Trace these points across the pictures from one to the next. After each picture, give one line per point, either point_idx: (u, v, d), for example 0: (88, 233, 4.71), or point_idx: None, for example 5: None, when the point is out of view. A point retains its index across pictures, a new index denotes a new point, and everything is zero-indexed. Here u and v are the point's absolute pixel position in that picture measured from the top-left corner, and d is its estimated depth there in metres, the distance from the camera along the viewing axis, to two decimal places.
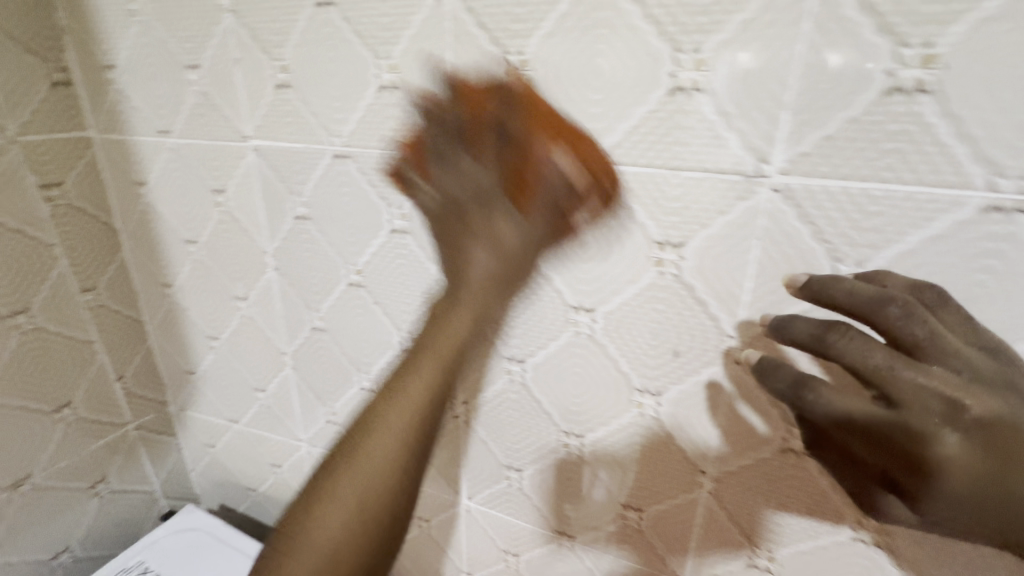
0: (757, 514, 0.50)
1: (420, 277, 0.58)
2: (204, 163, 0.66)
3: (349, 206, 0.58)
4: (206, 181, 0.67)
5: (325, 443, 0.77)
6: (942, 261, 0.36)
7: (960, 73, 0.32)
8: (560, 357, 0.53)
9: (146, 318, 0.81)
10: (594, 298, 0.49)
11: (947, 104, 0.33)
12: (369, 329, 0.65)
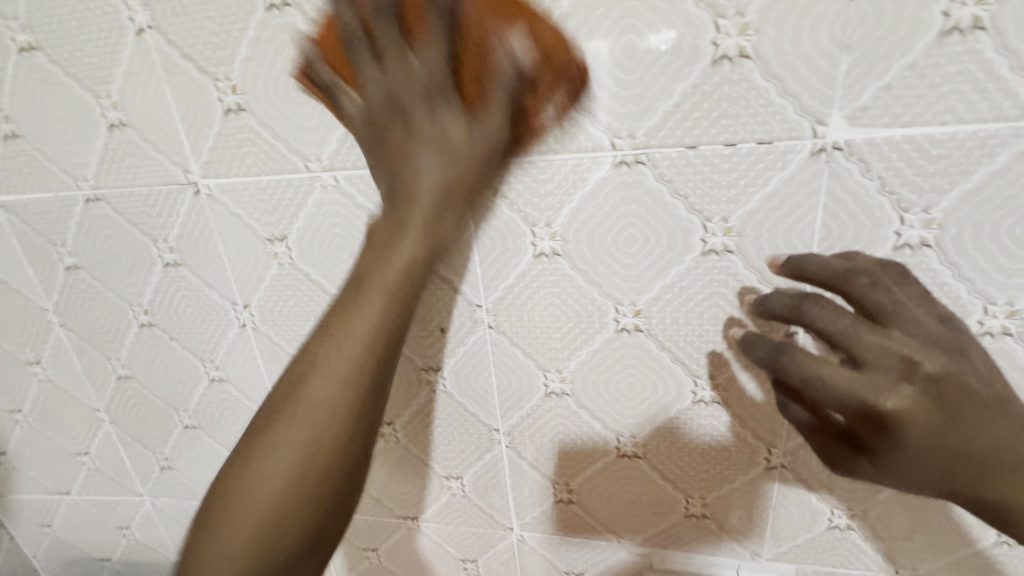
0: (683, 472, 0.54)
1: (312, 307, 0.55)
2: (33, 218, 0.58)
3: (221, 243, 0.54)
4: (46, 239, 0.59)
5: None
6: (793, 202, 0.40)
7: (779, 34, 0.36)
8: (472, 354, 0.53)
9: (16, 401, 0.72)
10: (490, 292, 0.50)
11: (751, 56, 0.36)
12: (271, 369, 0.61)
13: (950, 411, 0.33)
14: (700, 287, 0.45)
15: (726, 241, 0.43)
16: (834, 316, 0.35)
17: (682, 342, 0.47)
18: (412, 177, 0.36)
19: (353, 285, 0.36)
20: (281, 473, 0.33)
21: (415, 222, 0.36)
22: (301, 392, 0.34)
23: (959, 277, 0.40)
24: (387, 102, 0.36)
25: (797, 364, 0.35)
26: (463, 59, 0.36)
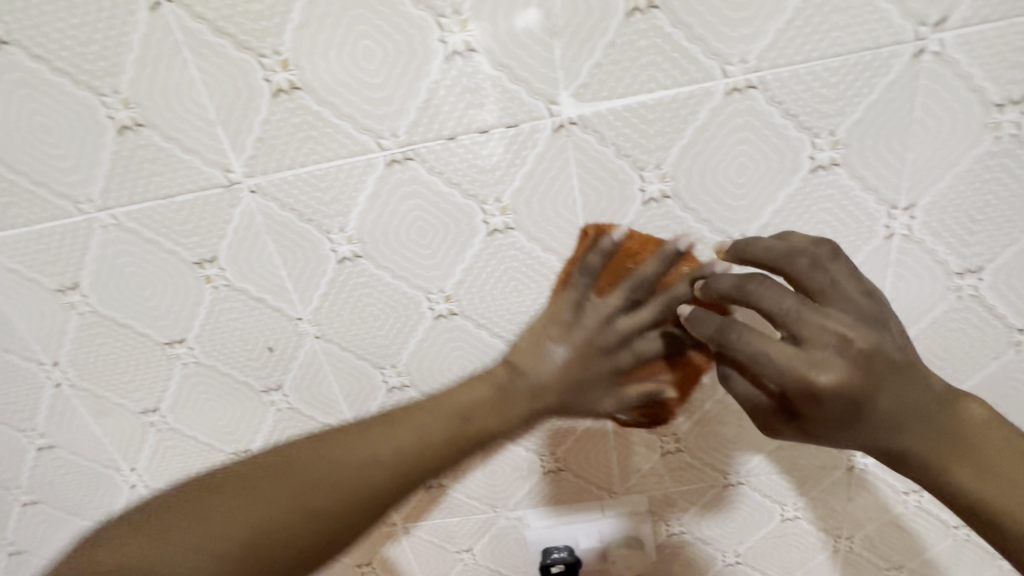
0: (531, 434, 0.59)
1: (129, 353, 0.53)
2: None
3: (6, 305, 0.50)
4: None
5: None
6: (551, 174, 0.44)
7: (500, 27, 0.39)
8: (307, 367, 0.54)
9: None
10: (306, 305, 0.51)
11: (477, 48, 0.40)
12: (106, 423, 0.58)
13: (875, 375, 0.39)
14: (493, 266, 0.49)
15: (505, 220, 0.46)
16: (780, 297, 0.40)
17: (494, 317, 0.51)
18: (537, 376, 0.49)
19: (392, 420, 0.47)
20: (252, 517, 0.39)
21: (461, 406, 0.48)
22: (323, 455, 0.43)
23: (700, 219, 0.47)
24: (616, 343, 0.49)
25: (746, 338, 0.40)
26: (612, 271, 0.49)
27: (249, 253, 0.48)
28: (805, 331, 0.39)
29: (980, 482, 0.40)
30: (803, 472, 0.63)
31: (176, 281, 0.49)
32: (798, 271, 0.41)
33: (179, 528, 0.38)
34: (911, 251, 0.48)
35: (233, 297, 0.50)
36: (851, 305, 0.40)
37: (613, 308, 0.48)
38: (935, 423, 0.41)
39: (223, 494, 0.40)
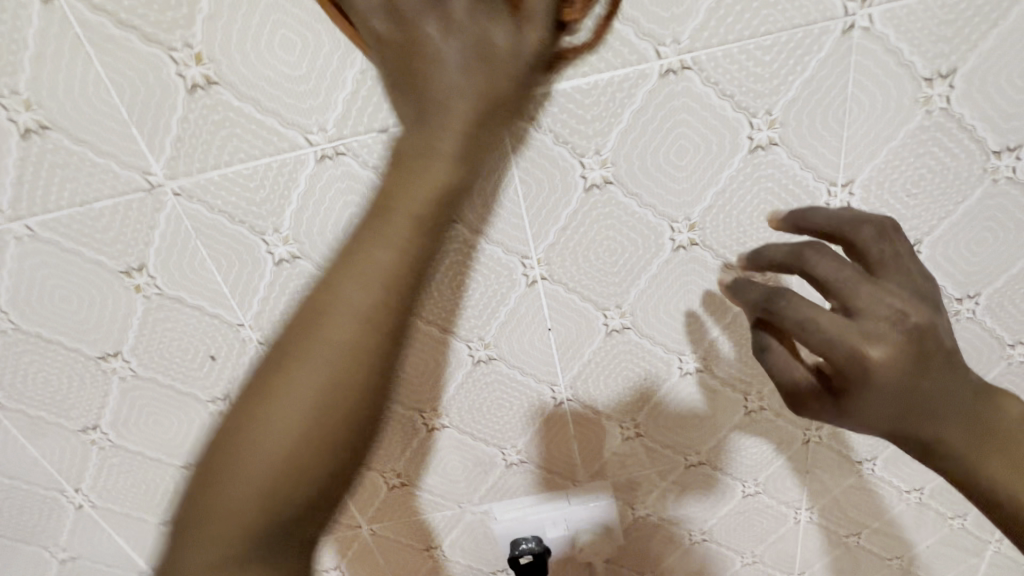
0: (614, 403, 0.57)
1: (196, 337, 0.50)
2: None
3: (62, 291, 0.46)
4: None
5: None
6: (655, 123, 0.42)
7: None
8: None
9: None
10: None
11: None
12: (167, 415, 0.54)
13: (922, 361, 0.35)
14: (591, 226, 0.46)
15: (604, 173, 0.44)
16: (838, 265, 0.37)
17: (585, 280, 0.49)
18: (497, 60, 0.32)
19: (395, 163, 0.33)
20: (257, 445, 0.29)
21: (456, 143, 0.32)
22: (325, 316, 0.30)
23: (805, 166, 0.45)
24: (552, 9, 0.33)
25: (791, 306, 0.36)
26: (561, 22, 0.35)
27: (330, 221, 0.45)
28: (858, 303, 0.35)
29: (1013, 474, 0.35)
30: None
31: (250, 256, 0.46)
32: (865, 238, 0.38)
33: (231, 436, 0.29)
34: (1011, 193, 0.47)
35: (310, 271, 0.47)
36: (913, 282, 0.37)
37: (553, 0, 0.33)
38: (967, 417, 0.36)
39: (206, 448, 0.30)
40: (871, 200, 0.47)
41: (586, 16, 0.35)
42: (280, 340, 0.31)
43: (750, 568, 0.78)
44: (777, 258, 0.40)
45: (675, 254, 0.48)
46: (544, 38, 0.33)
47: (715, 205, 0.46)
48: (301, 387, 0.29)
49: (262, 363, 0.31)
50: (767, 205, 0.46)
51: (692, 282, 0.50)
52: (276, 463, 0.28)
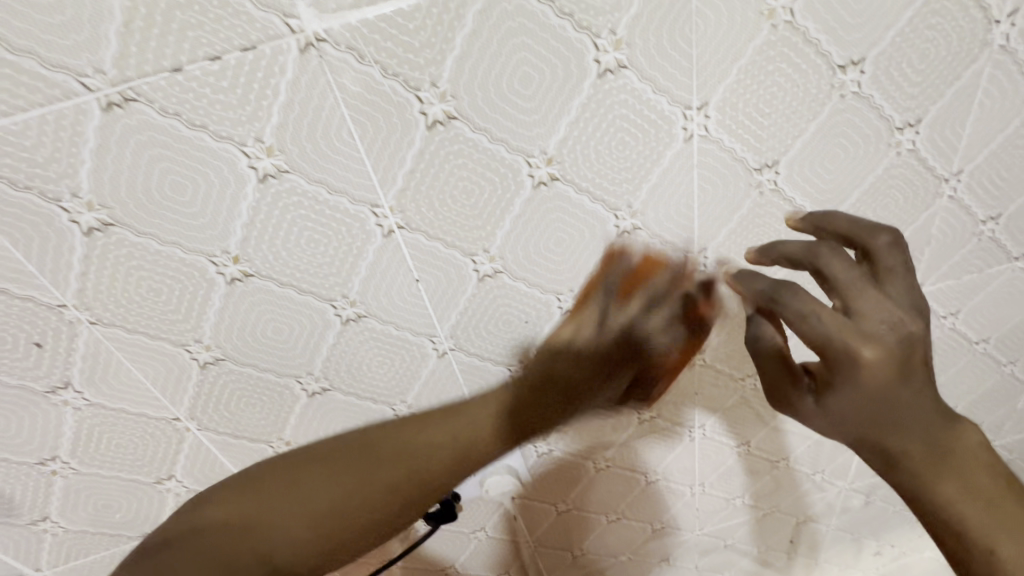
0: (499, 349, 0.57)
1: (12, 324, 0.44)
2: None
3: None
4: None
5: (65, 550, 0.61)
6: (493, 50, 0.39)
7: None
8: (240, 312, 0.47)
9: None
10: (227, 240, 0.43)
11: None
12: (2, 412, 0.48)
13: (907, 368, 0.41)
14: (442, 167, 0.43)
15: (445, 108, 0.40)
16: (844, 267, 0.42)
17: (446, 227, 0.46)
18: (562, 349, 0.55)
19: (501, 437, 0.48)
20: (351, 488, 0.43)
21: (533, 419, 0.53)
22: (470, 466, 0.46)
23: (657, 90, 0.43)
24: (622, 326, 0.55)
25: (795, 300, 0.42)
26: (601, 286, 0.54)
27: (142, 181, 0.39)
28: (860, 309, 0.41)
29: (968, 500, 0.40)
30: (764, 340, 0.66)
31: (52, 226, 0.40)
32: (879, 244, 0.42)
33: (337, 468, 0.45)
34: (859, 108, 0.48)
35: (130, 239, 0.42)
36: (912, 295, 0.41)
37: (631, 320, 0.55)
38: (932, 439, 0.41)
39: (290, 465, 0.44)
40: (727, 122, 0.46)
41: None
42: (347, 454, 0.45)
43: (657, 484, 0.84)
44: (789, 251, 0.46)
45: (536, 191, 0.46)
46: None
47: (573, 138, 0.44)
48: (344, 476, 0.43)
49: (362, 482, 0.43)
50: (623, 134, 0.45)
51: (559, 218, 0.48)
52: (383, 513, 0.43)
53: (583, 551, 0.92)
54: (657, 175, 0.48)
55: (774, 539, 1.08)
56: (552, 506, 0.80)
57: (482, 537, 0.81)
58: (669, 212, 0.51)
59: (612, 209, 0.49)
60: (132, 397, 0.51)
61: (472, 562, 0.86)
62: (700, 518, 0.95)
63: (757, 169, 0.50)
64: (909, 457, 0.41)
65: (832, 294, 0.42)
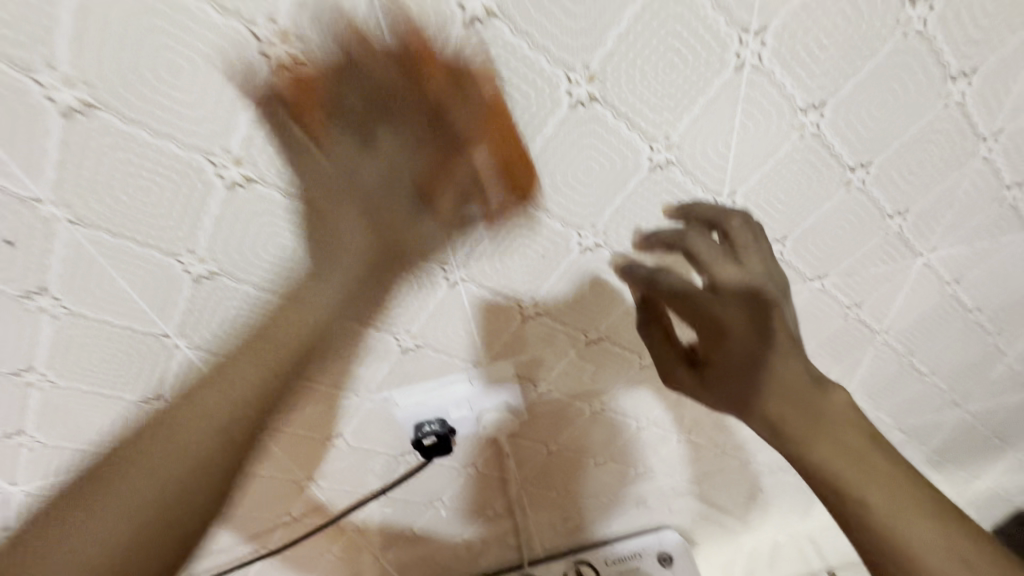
0: (509, 282, 0.55)
1: None
2: None
3: None
4: None
5: (43, 468, 0.58)
6: None
7: None
8: (240, 222, 0.43)
9: None
10: (229, 136, 0.38)
11: None
12: None
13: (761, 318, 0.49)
14: (474, 74, 0.39)
15: (486, 3, 0.36)
16: (706, 247, 0.50)
17: (333, 200, 0.44)
18: (358, 185, 0.42)
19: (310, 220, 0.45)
20: (112, 505, 0.49)
21: (355, 233, 0.45)
22: (344, 332, 0.54)
23: (717, 7, 0.39)
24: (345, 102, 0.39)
25: (670, 278, 0.53)
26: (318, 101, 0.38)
27: (132, 56, 0.34)
28: (723, 273, 0.50)
29: (839, 458, 0.46)
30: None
31: (23, 103, 0.34)
32: (733, 225, 0.51)
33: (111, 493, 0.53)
34: (918, 51, 0.45)
35: (119, 127, 0.37)
36: (766, 264, 0.50)
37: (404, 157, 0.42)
38: (803, 403, 0.47)
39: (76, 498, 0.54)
40: (782, 52, 0.43)
41: (460, 107, 0.40)
42: (93, 477, 0.55)
43: (645, 430, 0.85)
44: (664, 237, 0.53)
45: (572, 112, 0.42)
46: (420, 130, 0.41)
47: (619, 54, 0.40)
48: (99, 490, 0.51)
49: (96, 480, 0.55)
50: (673, 55, 0.41)
51: (591, 144, 0.45)
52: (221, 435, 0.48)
53: (565, 490, 0.94)
54: (700, 106, 0.45)
55: (744, 487, 1.14)
56: (543, 446, 0.81)
57: (470, 472, 0.82)
58: (706, 149, 0.48)
59: (646, 138, 0.46)
60: (116, 308, 0.47)
61: (458, 496, 0.88)
62: (678, 464, 0.99)
63: (802, 111, 0.47)
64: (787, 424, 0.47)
65: (700, 268, 0.51)
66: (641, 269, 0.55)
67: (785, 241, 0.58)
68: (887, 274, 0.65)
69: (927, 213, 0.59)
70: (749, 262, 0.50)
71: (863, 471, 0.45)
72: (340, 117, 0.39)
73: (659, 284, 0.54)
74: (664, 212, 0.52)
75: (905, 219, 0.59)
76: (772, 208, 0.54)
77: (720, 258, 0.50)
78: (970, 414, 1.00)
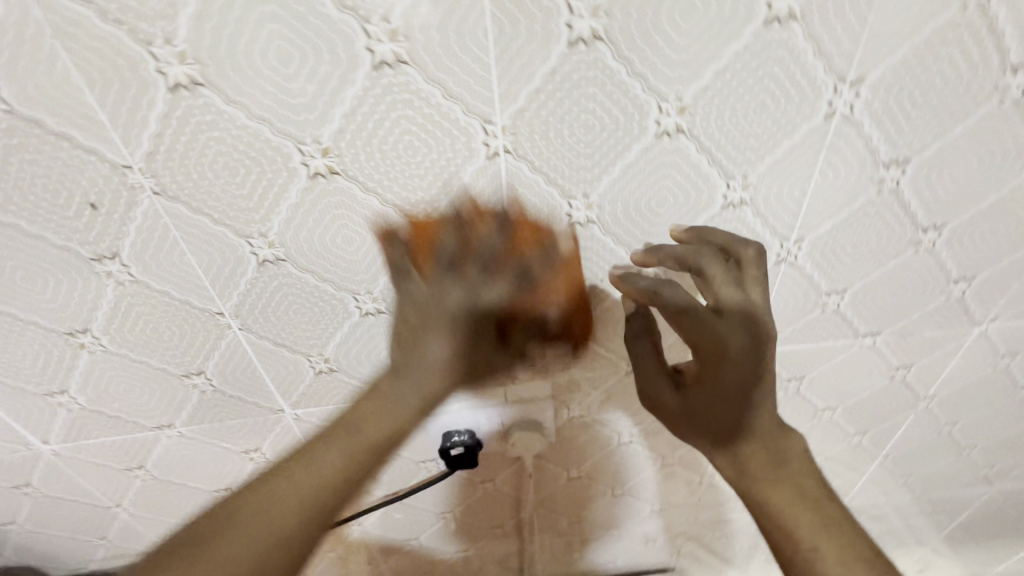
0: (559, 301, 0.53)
1: (69, 175, 0.40)
2: None
3: None
4: None
5: (75, 430, 0.58)
6: None
7: None
8: (314, 212, 0.44)
9: None
10: (322, 127, 0.39)
11: None
12: (40, 268, 0.45)
13: (757, 358, 0.50)
14: (568, 93, 0.39)
15: (593, 25, 0.36)
16: (722, 274, 0.46)
17: (408, 194, 0.44)
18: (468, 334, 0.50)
19: (397, 343, 0.49)
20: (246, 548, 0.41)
21: (461, 381, 0.52)
22: (415, 350, 0.48)
23: (819, 55, 0.39)
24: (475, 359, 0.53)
25: (676, 296, 0.48)
26: (426, 245, 0.46)
27: (245, 38, 0.34)
28: (728, 303, 0.48)
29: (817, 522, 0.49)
30: (825, 348, 0.63)
31: (133, 72, 0.35)
32: (747, 255, 0.47)
33: (206, 542, 0.41)
34: (1011, 120, 0.44)
35: (218, 106, 0.37)
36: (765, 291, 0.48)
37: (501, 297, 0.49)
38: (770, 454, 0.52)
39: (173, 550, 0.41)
40: (875, 106, 0.42)
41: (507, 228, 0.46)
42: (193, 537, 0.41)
43: (667, 467, 0.84)
44: (674, 253, 0.48)
45: (657, 141, 0.42)
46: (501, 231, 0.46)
47: (714, 91, 0.40)
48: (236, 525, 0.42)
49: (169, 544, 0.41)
50: (765, 95, 0.41)
51: (670, 175, 0.45)
52: (350, 460, 0.45)
53: (577, 518, 0.92)
54: (784, 149, 0.44)
55: (755, 539, 1.10)
56: (563, 471, 0.80)
57: (487, 489, 0.81)
58: (782, 192, 0.47)
59: (725, 175, 0.45)
60: (180, 282, 0.47)
61: (470, 512, 0.86)
62: (694, 506, 0.96)
63: (884, 166, 0.46)
64: (754, 463, 0.52)
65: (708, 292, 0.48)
66: (646, 283, 0.50)
67: (845, 293, 0.57)
68: (941, 339, 0.64)
69: (993, 283, 0.58)
70: (751, 288, 0.48)
71: (818, 517, 0.50)
72: (449, 270, 0.47)
73: (668, 302, 0.49)
74: (673, 234, 0.49)
75: (969, 285, 0.58)
76: (838, 258, 0.53)
77: (727, 285, 0.47)
78: (1001, 493, 0.97)
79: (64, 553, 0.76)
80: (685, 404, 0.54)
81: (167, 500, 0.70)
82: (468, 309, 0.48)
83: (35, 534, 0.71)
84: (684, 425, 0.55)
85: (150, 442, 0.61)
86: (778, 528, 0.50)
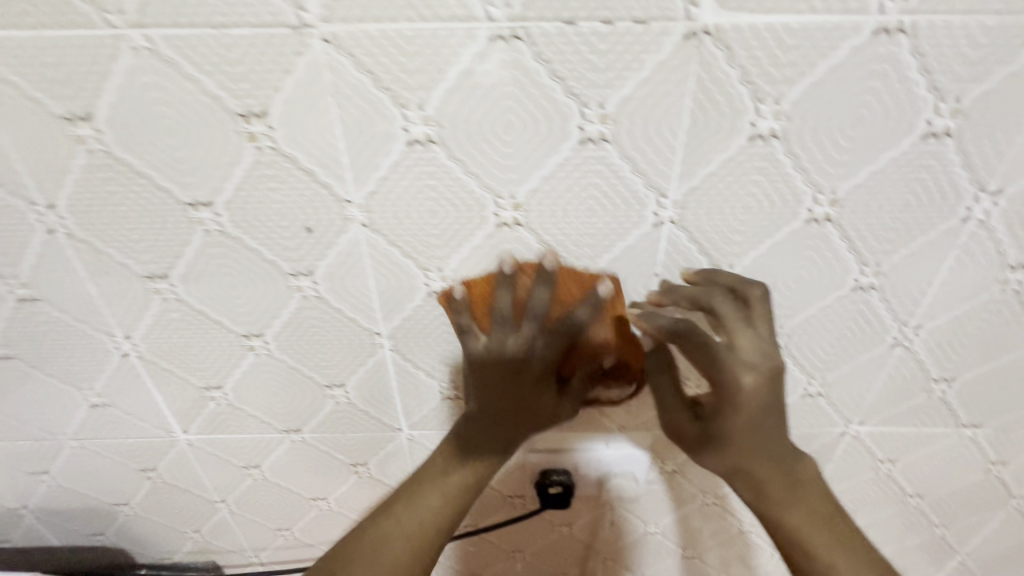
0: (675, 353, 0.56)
1: (299, 204, 0.47)
2: None
3: (168, 121, 0.42)
4: None
5: (214, 423, 0.64)
6: (842, 89, 0.40)
7: None
8: (489, 255, 0.49)
9: None
10: (520, 186, 0.45)
11: None
12: (244, 277, 0.51)
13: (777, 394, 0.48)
14: (737, 178, 0.45)
15: (773, 125, 0.42)
16: (731, 312, 0.47)
17: (574, 249, 0.49)
18: (508, 358, 0.49)
19: (478, 386, 0.52)
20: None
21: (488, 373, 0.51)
22: (490, 389, 0.52)
23: (965, 167, 0.44)
24: (514, 361, 0.49)
25: (692, 333, 0.47)
26: (488, 297, 0.49)
27: (481, 111, 0.41)
28: (741, 342, 0.46)
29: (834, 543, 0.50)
30: (924, 433, 0.65)
31: (383, 127, 0.42)
32: (755, 294, 0.47)
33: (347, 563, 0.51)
34: None
35: (440, 160, 0.44)
36: (773, 329, 0.47)
37: (547, 297, 0.47)
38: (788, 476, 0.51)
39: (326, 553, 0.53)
40: (1009, 216, 0.47)
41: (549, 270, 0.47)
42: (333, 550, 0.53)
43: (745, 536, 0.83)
44: (686, 294, 0.48)
45: (804, 225, 0.47)
46: (548, 293, 0.47)
47: (864, 188, 0.45)
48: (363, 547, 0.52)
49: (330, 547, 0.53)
50: (910, 196, 0.46)
51: (809, 256, 0.50)
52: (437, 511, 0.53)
53: None
54: (919, 243, 0.49)
55: None
56: (642, 526, 0.79)
57: (563, 534, 0.82)
58: (910, 281, 0.51)
59: (861, 261, 0.50)
60: (354, 303, 0.53)
61: (538, 556, 0.86)
62: None
63: (1011, 269, 0.50)
64: (770, 487, 0.50)
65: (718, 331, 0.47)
66: (663, 320, 0.48)
67: (953, 381, 0.59)
68: None
69: None
70: (760, 326, 0.47)
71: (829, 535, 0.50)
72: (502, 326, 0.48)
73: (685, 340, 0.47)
74: (684, 276, 0.50)
75: None
76: (951, 348, 0.56)
77: (738, 322, 0.47)
78: None
79: (156, 540, 0.79)
80: (704, 433, 0.52)
81: (266, 502, 0.74)
82: (529, 346, 0.49)
83: (139, 518, 0.76)
84: (706, 456, 0.53)
85: (273, 443, 0.66)
86: (802, 552, 0.50)
